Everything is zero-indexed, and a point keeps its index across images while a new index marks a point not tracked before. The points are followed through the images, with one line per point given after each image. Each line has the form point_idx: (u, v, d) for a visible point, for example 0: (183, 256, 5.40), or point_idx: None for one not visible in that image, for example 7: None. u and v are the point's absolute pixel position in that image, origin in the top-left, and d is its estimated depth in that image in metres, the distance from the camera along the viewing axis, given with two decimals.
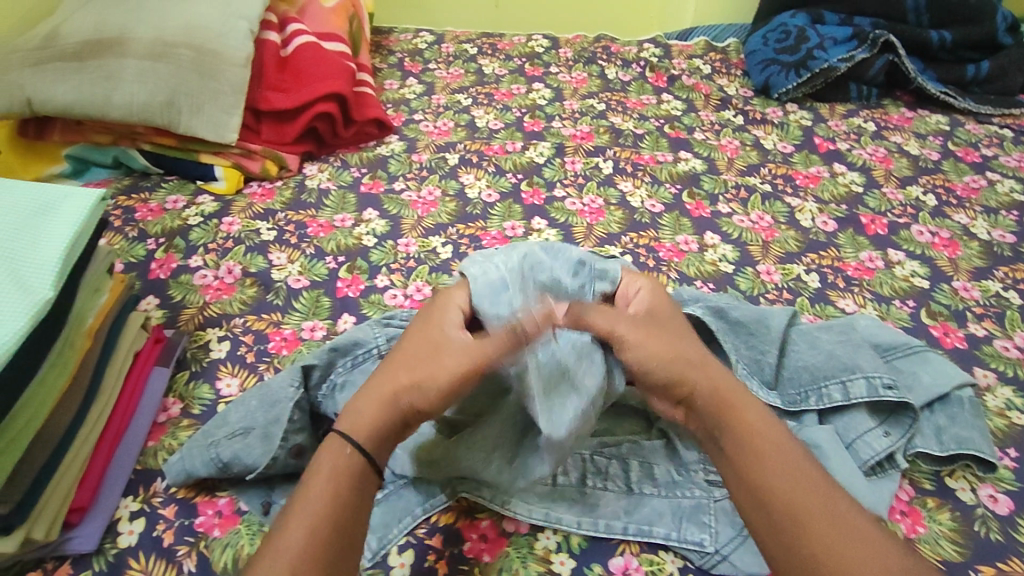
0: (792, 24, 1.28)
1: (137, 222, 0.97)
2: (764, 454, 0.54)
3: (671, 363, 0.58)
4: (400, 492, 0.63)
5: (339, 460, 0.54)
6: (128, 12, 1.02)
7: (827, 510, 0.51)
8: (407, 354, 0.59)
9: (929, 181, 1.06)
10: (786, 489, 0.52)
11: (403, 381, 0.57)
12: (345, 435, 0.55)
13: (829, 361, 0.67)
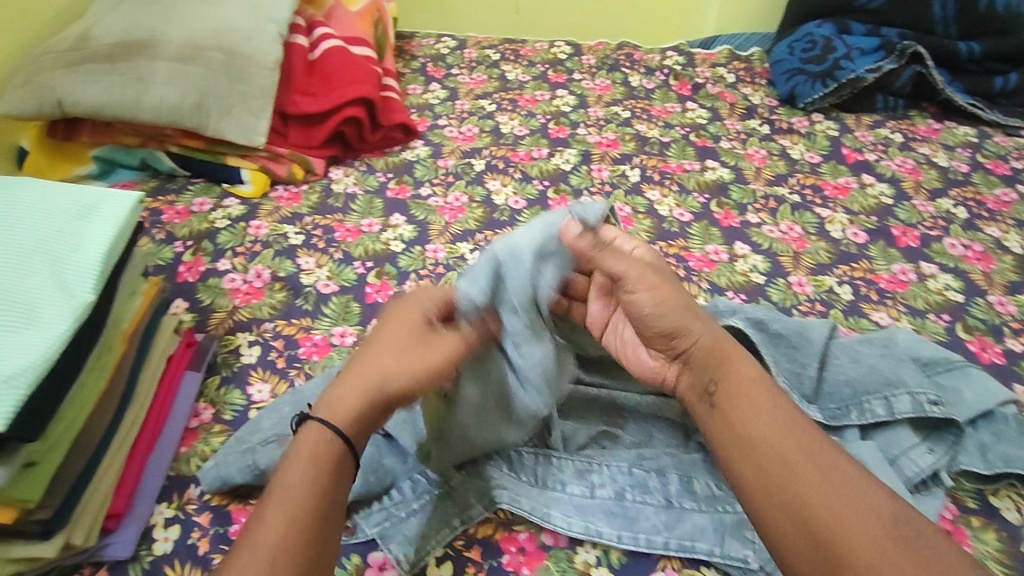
0: (818, 33, 1.28)
1: (164, 224, 0.96)
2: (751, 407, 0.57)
3: (667, 315, 0.62)
4: (436, 503, 0.63)
5: (319, 447, 0.53)
6: (159, 15, 1.02)
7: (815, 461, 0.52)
8: (386, 339, 0.60)
9: (960, 194, 1.05)
10: (775, 437, 0.54)
11: (387, 367, 0.58)
12: (326, 422, 0.55)
13: (871, 376, 0.67)
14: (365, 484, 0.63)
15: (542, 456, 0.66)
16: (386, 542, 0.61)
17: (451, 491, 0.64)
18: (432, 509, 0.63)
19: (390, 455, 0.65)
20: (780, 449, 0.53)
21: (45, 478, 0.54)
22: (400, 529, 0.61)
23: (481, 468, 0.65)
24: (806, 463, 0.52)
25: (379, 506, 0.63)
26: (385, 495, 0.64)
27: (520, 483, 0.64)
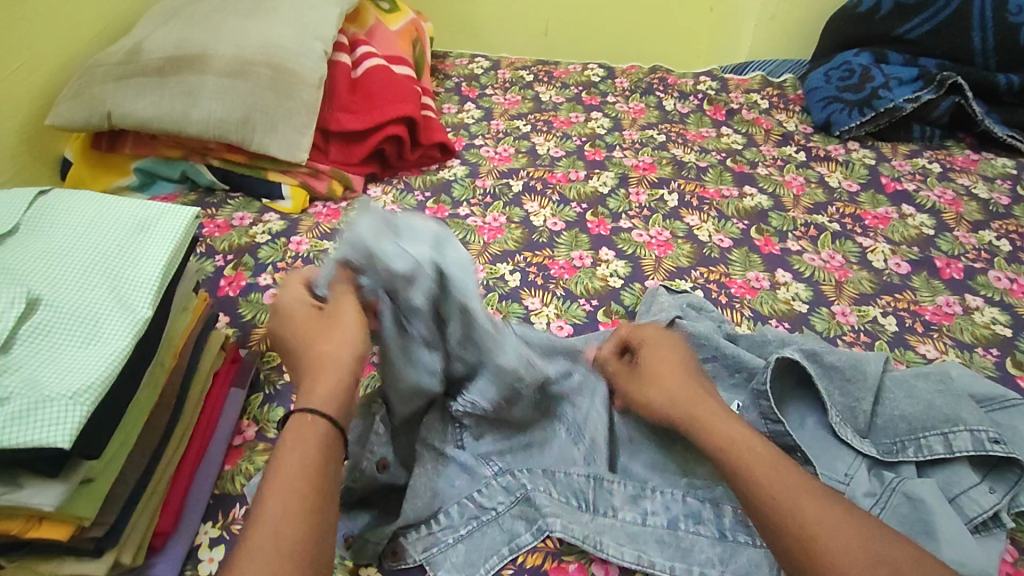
0: (856, 62, 1.28)
1: (205, 238, 0.97)
2: (730, 435, 0.58)
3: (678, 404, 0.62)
4: (483, 529, 0.62)
5: (306, 430, 0.52)
6: (209, 31, 1.04)
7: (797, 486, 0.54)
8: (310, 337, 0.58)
9: (1002, 226, 1.04)
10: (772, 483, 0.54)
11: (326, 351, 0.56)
12: (304, 406, 0.53)
13: (929, 412, 0.65)
14: (413, 507, 0.62)
15: (594, 479, 0.64)
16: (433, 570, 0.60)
17: (498, 517, 0.63)
18: (480, 535, 0.62)
19: (436, 476, 0.64)
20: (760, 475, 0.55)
21: (99, 495, 0.53)
22: (446, 555, 0.61)
23: (530, 495, 0.63)
24: (792, 490, 0.53)
25: (426, 531, 0.61)
26: (432, 521, 0.62)
27: (570, 510, 0.63)
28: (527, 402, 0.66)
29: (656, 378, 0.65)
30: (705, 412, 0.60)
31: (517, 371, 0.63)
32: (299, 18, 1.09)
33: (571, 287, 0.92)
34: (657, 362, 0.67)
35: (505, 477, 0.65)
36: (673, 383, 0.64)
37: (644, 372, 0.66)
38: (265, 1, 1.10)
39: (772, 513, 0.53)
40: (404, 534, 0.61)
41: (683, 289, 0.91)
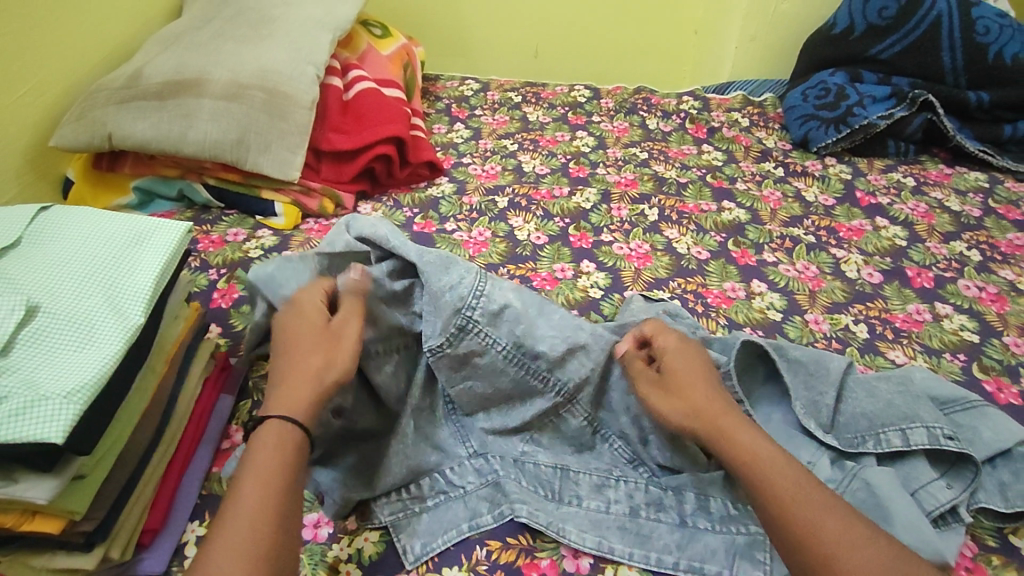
0: (831, 82, 1.32)
1: (200, 253, 1.00)
2: (752, 445, 0.60)
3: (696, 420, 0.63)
4: (448, 505, 0.66)
5: (280, 435, 0.57)
6: (208, 56, 1.09)
7: (808, 487, 0.57)
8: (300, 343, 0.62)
9: (973, 237, 1.07)
10: (791, 491, 0.57)
11: (317, 364, 0.61)
12: (284, 415, 0.58)
13: (887, 409, 0.68)
14: (388, 480, 0.66)
15: (560, 469, 0.68)
16: (396, 533, 0.64)
17: (465, 496, 0.67)
18: (444, 509, 0.66)
19: (413, 452, 0.67)
20: (772, 476, 0.58)
21: (91, 491, 0.56)
22: (411, 523, 0.65)
23: (499, 481, 0.67)
24: (802, 505, 0.56)
25: (397, 497, 0.66)
26: (403, 488, 0.67)
27: (537, 497, 0.66)
28: (480, 335, 0.68)
29: (681, 396, 0.65)
30: (732, 423, 0.62)
31: (459, 294, 0.67)
32: (293, 43, 1.14)
33: (552, 297, 0.95)
34: (681, 378, 0.66)
35: (478, 460, 0.69)
36: (702, 399, 0.64)
37: (673, 389, 0.65)
38: (260, 28, 1.16)
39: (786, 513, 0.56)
40: (377, 500, 0.66)
41: (660, 298, 0.94)
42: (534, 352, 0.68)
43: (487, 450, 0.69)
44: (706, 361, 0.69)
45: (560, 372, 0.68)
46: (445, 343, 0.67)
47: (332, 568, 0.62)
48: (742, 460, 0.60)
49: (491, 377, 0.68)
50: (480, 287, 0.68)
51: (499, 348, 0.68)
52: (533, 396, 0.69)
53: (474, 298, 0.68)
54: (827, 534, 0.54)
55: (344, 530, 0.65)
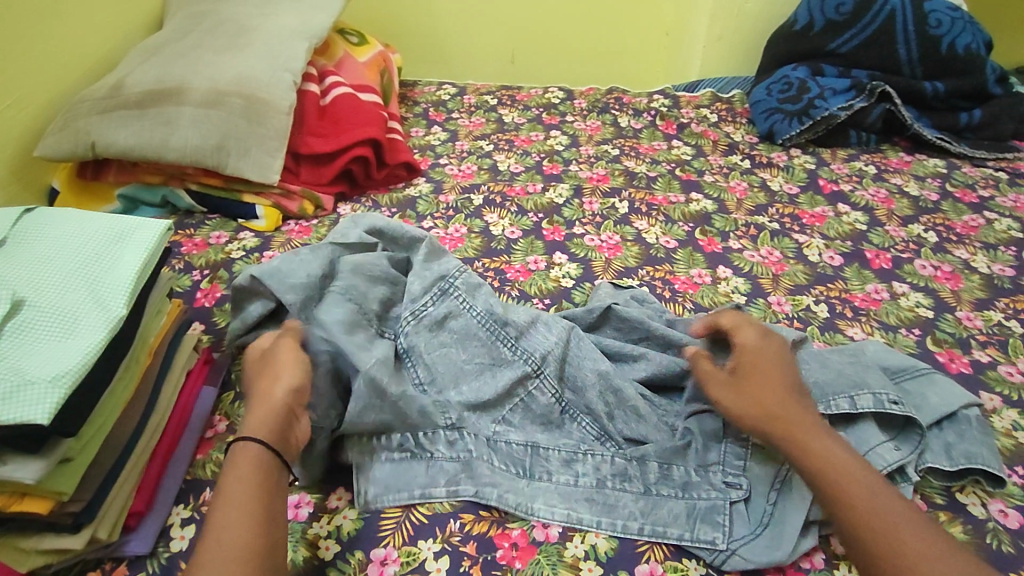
0: (794, 76, 1.36)
1: (183, 255, 1.03)
2: (826, 453, 0.62)
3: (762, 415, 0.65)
4: (412, 465, 0.69)
5: (248, 455, 0.60)
6: (187, 66, 1.13)
7: (884, 497, 0.59)
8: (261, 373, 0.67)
9: (930, 220, 1.11)
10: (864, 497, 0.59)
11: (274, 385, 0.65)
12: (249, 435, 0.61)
13: (839, 378, 0.72)
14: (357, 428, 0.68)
15: (530, 447, 0.71)
16: (358, 475, 0.68)
17: (435, 462, 0.70)
18: (409, 469, 0.69)
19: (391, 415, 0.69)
20: (845, 481, 0.60)
21: (77, 473, 0.58)
22: (374, 470, 0.69)
23: (471, 460, 0.70)
24: (873, 512, 0.58)
25: (367, 446, 0.70)
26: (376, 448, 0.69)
27: (508, 475, 0.69)
28: (460, 299, 0.77)
29: (752, 392, 0.67)
30: (803, 426, 0.64)
31: (445, 270, 0.79)
32: (271, 53, 1.17)
33: (526, 288, 0.98)
34: (750, 372, 0.69)
35: (451, 432, 0.71)
36: (776, 397, 0.66)
37: (743, 384, 0.68)
38: (238, 38, 1.19)
39: (856, 519, 0.58)
40: (349, 437, 0.70)
41: (629, 285, 0.98)
42: (506, 319, 0.76)
43: (461, 425, 0.71)
44: (788, 365, 0.70)
45: (525, 341, 0.75)
46: (428, 304, 0.76)
47: (312, 543, 0.65)
48: (826, 469, 0.61)
49: (465, 341, 0.75)
50: (461, 267, 0.81)
51: (474, 313, 0.76)
52: (504, 367, 0.74)
53: (457, 274, 0.79)
54: (902, 543, 0.55)
55: (324, 509, 0.68)
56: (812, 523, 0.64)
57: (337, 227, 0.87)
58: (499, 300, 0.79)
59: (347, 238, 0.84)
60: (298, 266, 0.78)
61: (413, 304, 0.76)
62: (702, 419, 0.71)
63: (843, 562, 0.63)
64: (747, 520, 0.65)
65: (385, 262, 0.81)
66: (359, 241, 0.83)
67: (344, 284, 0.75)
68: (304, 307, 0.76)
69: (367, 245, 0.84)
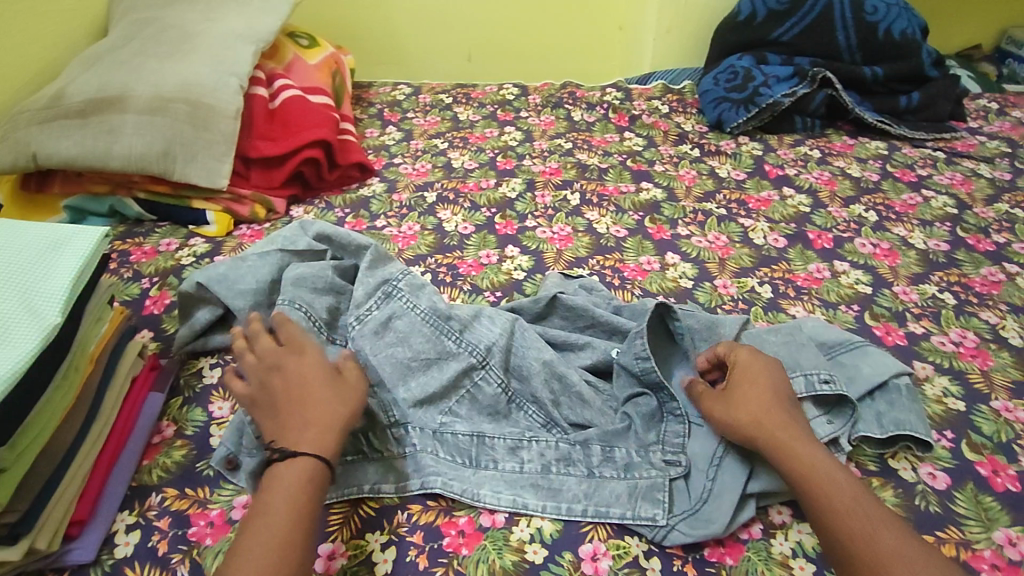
0: (739, 65, 1.39)
1: (132, 264, 1.02)
2: (810, 456, 0.62)
3: (747, 425, 0.65)
4: (362, 464, 0.70)
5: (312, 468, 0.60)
6: (130, 73, 1.12)
7: (865, 501, 0.59)
8: (315, 389, 0.65)
9: (871, 200, 1.14)
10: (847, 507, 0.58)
11: (337, 411, 0.64)
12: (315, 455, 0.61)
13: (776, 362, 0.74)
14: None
15: (476, 437, 0.72)
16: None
17: (381, 459, 0.70)
18: (357, 466, 0.70)
19: None
20: (829, 488, 0.60)
21: (11, 484, 0.58)
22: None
23: (416, 454, 0.70)
24: (859, 520, 0.57)
25: None
26: None
27: (455, 466, 0.70)
28: (404, 300, 0.78)
29: (740, 402, 0.67)
30: (790, 436, 0.64)
31: (388, 274, 0.80)
32: (215, 57, 1.17)
33: (477, 282, 0.99)
34: (741, 382, 0.68)
35: (398, 429, 0.71)
36: (761, 405, 0.66)
37: (726, 394, 0.68)
38: (182, 44, 1.18)
39: (839, 527, 0.57)
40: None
41: (579, 275, 0.99)
42: (449, 315, 0.77)
43: (407, 420, 0.72)
44: (778, 374, 0.70)
45: (469, 334, 0.76)
46: (372, 307, 0.77)
47: None
48: (811, 477, 0.61)
49: (409, 339, 0.75)
50: (404, 271, 0.81)
51: (417, 312, 0.77)
52: (448, 360, 0.75)
53: (401, 276, 0.80)
54: (884, 550, 0.55)
55: None
56: (750, 497, 0.66)
57: (283, 232, 0.88)
58: (443, 299, 0.80)
59: (295, 246, 0.85)
60: (246, 273, 0.81)
61: (357, 309, 0.76)
62: (639, 401, 0.74)
63: (780, 531, 0.66)
64: (687, 496, 0.67)
65: (330, 271, 0.81)
66: (308, 248, 0.84)
67: (288, 297, 0.76)
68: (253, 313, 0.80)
69: (316, 252, 0.85)
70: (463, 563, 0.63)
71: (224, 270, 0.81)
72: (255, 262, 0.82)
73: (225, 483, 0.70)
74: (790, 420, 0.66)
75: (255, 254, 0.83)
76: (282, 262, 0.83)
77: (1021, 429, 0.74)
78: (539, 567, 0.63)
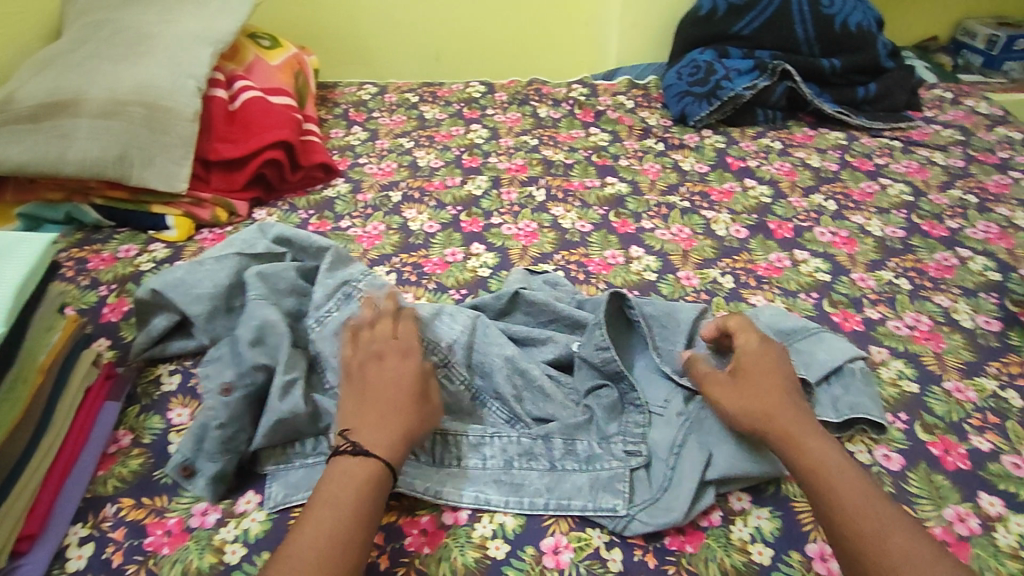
0: (701, 59, 1.40)
1: (89, 271, 1.00)
2: (819, 452, 0.61)
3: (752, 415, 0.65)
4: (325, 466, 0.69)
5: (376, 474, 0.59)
6: (82, 75, 1.09)
7: (876, 501, 0.58)
8: (399, 394, 0.65)
9: (830, 189, 1.16)
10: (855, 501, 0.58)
11: (413, 425, 0.64)
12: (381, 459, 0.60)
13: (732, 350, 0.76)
14: (270, 441, 0.68)
15: (439, 435, 0.71)
16: (270, 481, 0.69)
17: None
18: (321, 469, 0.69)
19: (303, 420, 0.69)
20: (836, 482, 0.59)
21: None
22: (287, 474, 0.69)
23: None
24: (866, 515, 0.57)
25: (280, 449, 0.70)
26: (289, 445, 0.70)
27: (417, 464, 0.69)
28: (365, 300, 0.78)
29: (747, 391, 0.66)
30: (797, 428, 0.63)
31: (351, 275, 0.81)
32: (172, 58, 1.14)
33: (442, 280, 0.99)
34: (749, 371, 0.68)
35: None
36: (769, 396, 0.65)
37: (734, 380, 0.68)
38: (137, 45, 1.15)
39: (845, 523, 0.57)
40: (262, 450, 0.70)
41: (544, 270, 0.99)
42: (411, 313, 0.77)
43: None
44: (784, 367, 0.69)
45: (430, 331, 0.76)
46: (333, 308, 0.77)
47: (218, 549, 0.64)
48: (816, 470, 0.60)
49: None
50: (365, 272, 0.82)
51: None
52: None
53: (362, 276, 0.81)
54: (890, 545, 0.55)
55: (231, 514, 0.67)
56: (709, 484, 0.67)
57: (241, 235, 0.86)
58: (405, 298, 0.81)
59: (254, 249, 0.83)
60: (204, 277, 0.79)
61: (317, 310, 0.77)
62: (601, 392, 0.74)
63: (739, 517, 0.66)
64: (648, 486, 0.67)
65: (293, 273, 0.80)
66: (267, 251, 0.83)
67: (256, 294, 0.76)
68: (211, 318, 0.79)
69: (275, 254, 0.83)
70: (425, 561, 0.63)
71: (179, 273, 0.80)
72: (212, 265, 0.80)
73: (183, 491, 0.69)
74: (796, 412, 0.65)
75: (212, 256, 0.82)
76: (240, 265, 0.81)
77: (972, 409, 0.76)
78: (500, 563, 0.63)
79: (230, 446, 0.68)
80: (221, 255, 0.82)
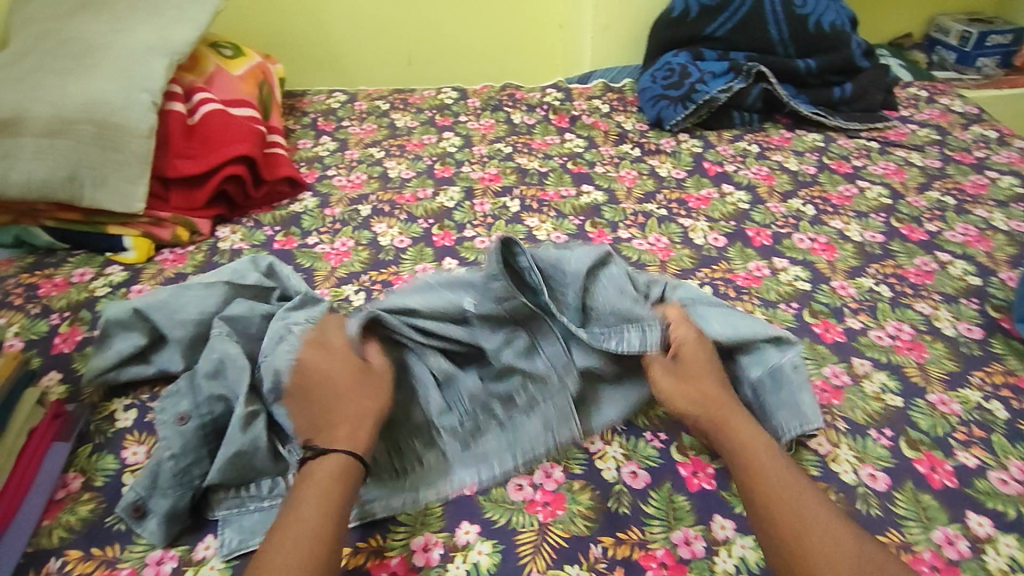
0: (675, 62, 1.38)
1: (41, 298, 0.95)
2: (750, 441, 0.65)
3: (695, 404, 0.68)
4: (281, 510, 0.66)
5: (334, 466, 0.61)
6: (25, 90, 1.04)
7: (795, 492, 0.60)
8: (340, 389, 0.67)
9: (808, 194, 1.14)
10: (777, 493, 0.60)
11: (367, 405, 0.66)
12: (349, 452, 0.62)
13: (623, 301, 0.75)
14: (223, 478, 0.65)
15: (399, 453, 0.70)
16: (222, 527, 0.65)
17: None
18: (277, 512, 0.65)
19: (262, 459, 0.66)
20: (762, 471, 0.62)
21: None
22: (241, 518, 0.65)
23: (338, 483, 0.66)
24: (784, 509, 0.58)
25: (234, 493, 0.66)
26: (243, 487, 0.67)
27: (387, 489, 0.67)
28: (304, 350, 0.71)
29: (689, 382, 0.70)
30: (731, 416, 0.67)
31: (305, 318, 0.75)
32: (123, 71, 1.08)
33: None
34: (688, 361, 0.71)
35: None
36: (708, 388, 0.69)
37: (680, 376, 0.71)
38: (85, 58, 1.10)
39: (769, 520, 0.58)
40: (218, 491, 0.66)
41: None
42: None
43: None
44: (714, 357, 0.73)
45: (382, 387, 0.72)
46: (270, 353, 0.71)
47: None
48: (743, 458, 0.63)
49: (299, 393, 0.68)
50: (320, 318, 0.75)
51: None
52: None
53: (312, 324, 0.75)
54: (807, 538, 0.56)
55: (188, 562, 0.63)
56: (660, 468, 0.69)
57: (234, 265, 0.85)
58: None
59: (244, 280, 0.82)
60: (189, 301, 0.78)
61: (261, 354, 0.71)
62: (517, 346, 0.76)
63: (723, 548, 0.64)
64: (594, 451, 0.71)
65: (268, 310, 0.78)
66: (255, 282, 0.82)
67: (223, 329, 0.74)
68: (189, 344, 0.77)
69: (263, 286, 0.82)
70: None
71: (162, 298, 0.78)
72: (196, 292, 0.79)
73: (137, 538, 0.64)
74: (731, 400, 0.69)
75: (200, 283, 0.81)
76: (228, 294, 0.80)
77: (957, 422, 0.75)
78: None
79: (182, 481, 0.65)
80: (206, 283, 0.80)
